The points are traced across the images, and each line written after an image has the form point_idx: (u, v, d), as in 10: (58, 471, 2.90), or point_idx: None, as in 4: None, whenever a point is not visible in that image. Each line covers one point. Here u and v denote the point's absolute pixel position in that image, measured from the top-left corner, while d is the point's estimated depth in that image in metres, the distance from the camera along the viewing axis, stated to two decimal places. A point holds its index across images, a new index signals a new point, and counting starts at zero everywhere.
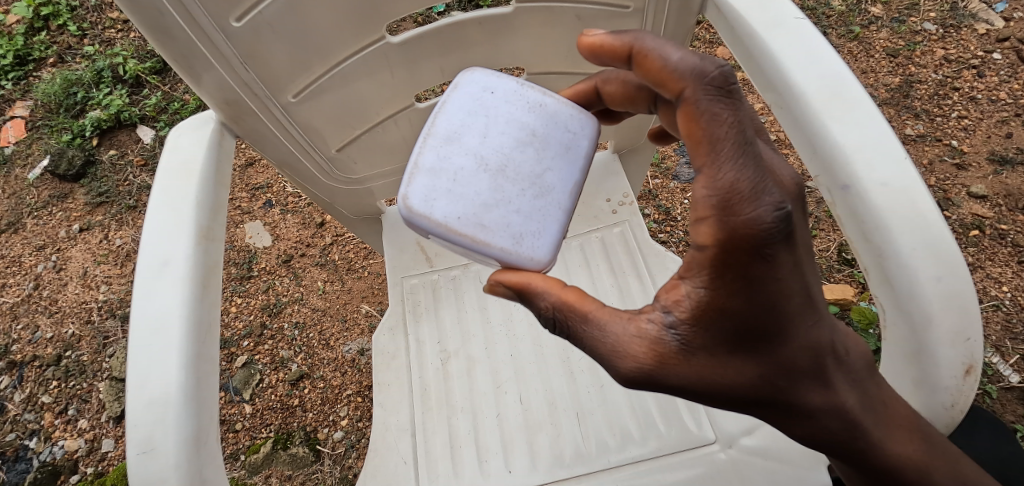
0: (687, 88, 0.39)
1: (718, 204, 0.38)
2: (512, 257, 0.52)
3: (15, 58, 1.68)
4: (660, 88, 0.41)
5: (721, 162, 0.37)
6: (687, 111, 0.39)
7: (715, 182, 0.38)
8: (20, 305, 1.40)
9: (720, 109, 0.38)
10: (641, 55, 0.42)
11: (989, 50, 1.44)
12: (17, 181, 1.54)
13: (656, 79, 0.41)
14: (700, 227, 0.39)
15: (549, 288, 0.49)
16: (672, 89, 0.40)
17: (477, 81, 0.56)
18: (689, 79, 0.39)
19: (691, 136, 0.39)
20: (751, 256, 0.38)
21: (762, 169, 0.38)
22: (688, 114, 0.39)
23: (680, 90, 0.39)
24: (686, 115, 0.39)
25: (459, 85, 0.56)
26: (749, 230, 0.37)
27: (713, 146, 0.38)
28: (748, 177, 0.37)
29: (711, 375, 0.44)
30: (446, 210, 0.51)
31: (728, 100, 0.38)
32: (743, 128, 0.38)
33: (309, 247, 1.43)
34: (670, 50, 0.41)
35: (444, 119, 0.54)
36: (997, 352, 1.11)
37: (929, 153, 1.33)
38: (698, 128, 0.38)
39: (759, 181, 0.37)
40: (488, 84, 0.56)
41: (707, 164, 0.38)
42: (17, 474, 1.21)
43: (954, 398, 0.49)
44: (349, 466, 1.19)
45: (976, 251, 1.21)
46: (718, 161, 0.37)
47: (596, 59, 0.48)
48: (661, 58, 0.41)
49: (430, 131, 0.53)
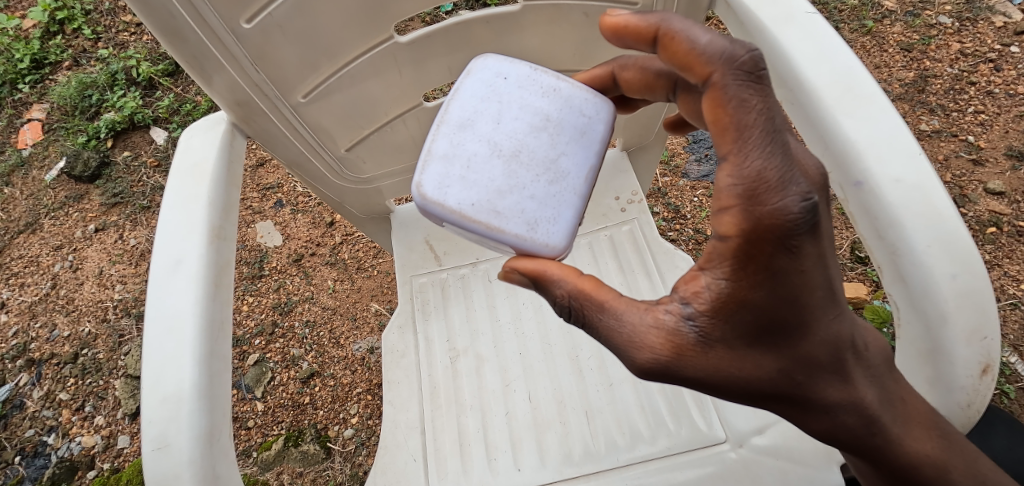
0: (715, 73, 0.38)
1: (743, 193, 0.37)
2: (526, 244, 0.51)
3: (31, 61, 1.71)
4: (686, 72, 0.40)
5: (748, 150, 0.37)
6: (714, 97, 0.38)
7: (741, 170, 0.37)
8: (38, 304, 1.42)
9: (750, 95, 0.37)
10: (666, 37, 0.41)
11: (1007, 44, 1.41)
12: (35, 182, 1.57)
13: (682, 62, 0.40)
14: (723, 216, 0.39)
15: (565, 276, 0.48)
16: (699, 73, 0.39)
17: (490, 67, 0.56)
18: (718, 64, 0.38)
19: (717, 123, 0.39)
20: (776, 247, 0.38)
21: (789, 158, 0.37)
22: (716, 99, 0.38)
23: (707, 74, 0.38)
24: (713, 101, 0.38)
25: (471, 72, 0.56)
26: (775, 221, 0.37)
27: (741, 133, 0.37)
28: (776, 165, 0.37)
29: (728, 368, 0.44)
30: (459, 197, 0.51)
31: (756, 85, 0.37)
32: (772, 114, 0.37)
33: (319, 247, 1.44)
34: (699, 32, 0.39)
35: (457, 106, 0.54)
36: (1015, 352, 1.10)
37: (945, 148, 1.31)
38: (725, 114, 0.38)
39: (786, 169, 0.37)
40: (501, 70, 0.56)
41: (734, 151, 0.37)
42: (37, 469, 1.24)
43: (970, 397, 0.48)
44: (360, 463, 1.19)
45: (993, 248, 1.19)
46: (746, 148, 0.37)
47: (619, 41, 0.46)
48: (689, 41, 0.40)
49: (443, 118, 0.54)
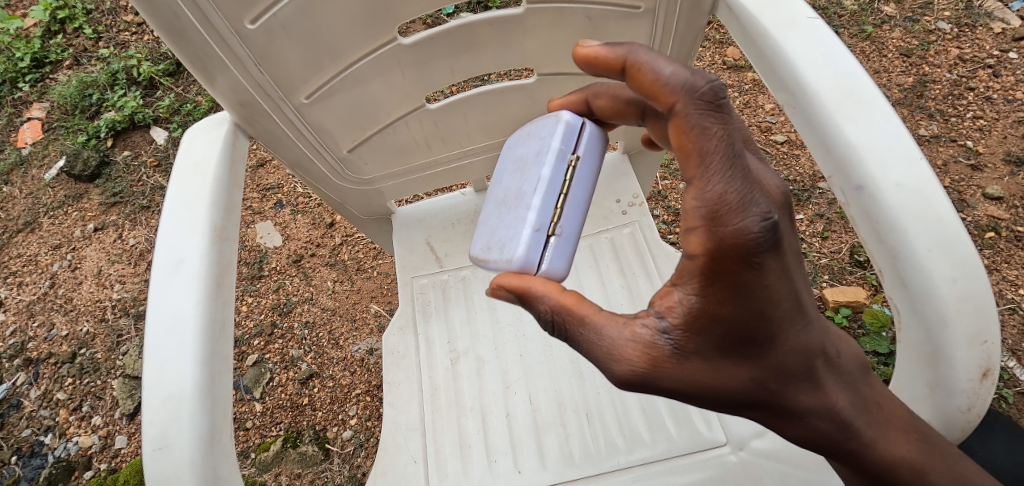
0: (677, 103, 0.38)
1: (706, 215, 0.37)
2: (501, 266, 0.55)
3: (32, 60, 1.72)
4: (652, 102, 0.40)
5: (709, 176, 0.37)
6: (676, 124, 0.38)
7: (704, 194, 0.37)
8: (36, 303, 1.42)
9: (710, 123, 0.37)
10: (632, 68, 0.41)
11: (1005, 50, 1.42)
12: (35, 181, 1.57)
13: (648, 92, 0.40)
14: (690, 236, 0.39)
15: (547, 291, 0.49)
16: (663, 102, 0.39)
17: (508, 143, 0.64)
18: (680, 94, 0.38)
19: (681, 149, 0.38)
20: (740, 264, 0.38)
21: (751, 179, 0.37)
22: (677, 127, 0.38)
23: (671, 103, 0.38)
24: (676, 129, 0.38)
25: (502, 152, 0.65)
26: (737, 241, 0.37)
27: (701, 159, 0.37)
28: (736, 189, 0.36)
29: (703, 378, 0.44)
30: (475, 247, 0.61)
31: (717, 114, 0.37)
32: (732, 140, 0.37)
33: (319, 247, 1.44)
34: (662, 64, 0.39)
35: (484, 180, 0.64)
36: (1013, 356, 1.10)
37: (944, 153, 1.31)
38: (688, 141, 0.37)
39: (748, 191, 0.36)
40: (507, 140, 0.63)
41: (696, 176, 0.37)
42: (33, 470, 1.23)
43: (970, 402, 0.48)
44: (358, 464, 1.19)
45: (991, 253, 1.20)
46: (706, 174, 0.37)
47: (591, 70, 0.46)
48: (653, 72, 0.39)
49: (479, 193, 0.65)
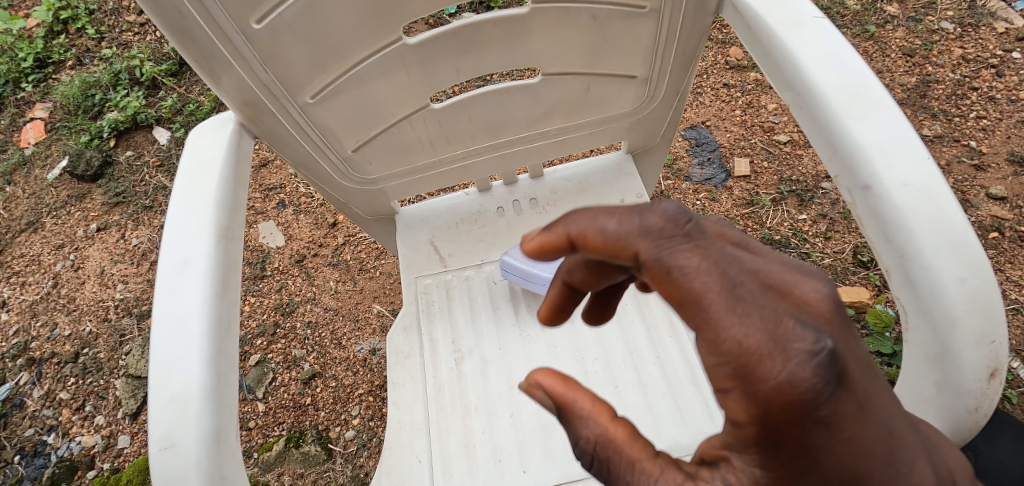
0: (641, 251, 0.35)
1: (735, 373, 0.30)
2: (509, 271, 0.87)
3: (35, 60, 1.72)
4: (615, 258, 0.37)
5: (721, 324, 0.30)
6: (652, 273, 0.34)
7: (719, 348, 0.30)
8: (39, 303, 1.42)
9: (687, 259, 0.33)
10: (579, 237, 0.39)
11: (1009, 49, 1.41)
12: (37, 181, 1.57)
13: (605, 253, 0.37)
14: (726, 402, 0.31)
15: (594, 416, 0.37)
16: (626, 256, 0.36)
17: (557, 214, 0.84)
18: (638, 241, 0.35)
19: (669, 300, 0.33)
20: (805, 423, 0.29)
21: (774, 318, 0.30)
22: (654, 276, 0.34)
23: (634, 254, 0.35)
24: (655, 278, 0.34)
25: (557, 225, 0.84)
26: (787, 398, 0.29)
27: (699, 305, 0.31)
28: (761, 331, 0.29)
29: None
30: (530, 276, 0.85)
31: (689, 245, 0.33)
32: (723, 268, 0.32)
33: (321, 247, 1.44)
34: (605, 221, 0.37)
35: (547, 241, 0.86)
36: (1017, 357, 1.09)
37: (947, 153, 1.31)
38: (672, 288, 0.33)
39: (775, 333, 0.29)
40: None
41: (700, 328, 0.31)
42: (36, 469, 1.23)
43: (978, 402, 0.47)
44: (360, 464, 1.18)
45: (995, 253, 1.19)
46: (715, 322, 0.30)
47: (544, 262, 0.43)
48: (599, 232, 0.37)
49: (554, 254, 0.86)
